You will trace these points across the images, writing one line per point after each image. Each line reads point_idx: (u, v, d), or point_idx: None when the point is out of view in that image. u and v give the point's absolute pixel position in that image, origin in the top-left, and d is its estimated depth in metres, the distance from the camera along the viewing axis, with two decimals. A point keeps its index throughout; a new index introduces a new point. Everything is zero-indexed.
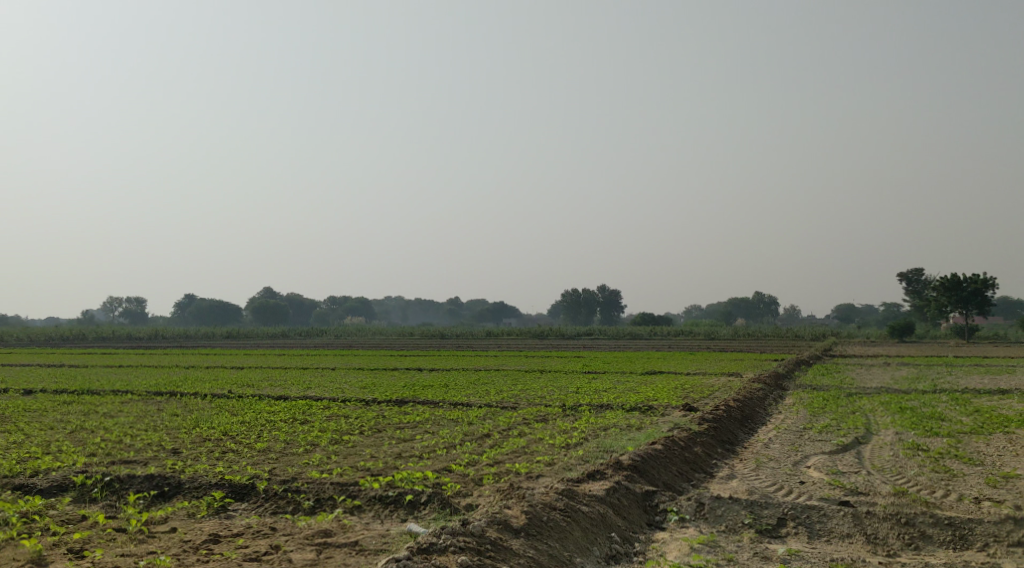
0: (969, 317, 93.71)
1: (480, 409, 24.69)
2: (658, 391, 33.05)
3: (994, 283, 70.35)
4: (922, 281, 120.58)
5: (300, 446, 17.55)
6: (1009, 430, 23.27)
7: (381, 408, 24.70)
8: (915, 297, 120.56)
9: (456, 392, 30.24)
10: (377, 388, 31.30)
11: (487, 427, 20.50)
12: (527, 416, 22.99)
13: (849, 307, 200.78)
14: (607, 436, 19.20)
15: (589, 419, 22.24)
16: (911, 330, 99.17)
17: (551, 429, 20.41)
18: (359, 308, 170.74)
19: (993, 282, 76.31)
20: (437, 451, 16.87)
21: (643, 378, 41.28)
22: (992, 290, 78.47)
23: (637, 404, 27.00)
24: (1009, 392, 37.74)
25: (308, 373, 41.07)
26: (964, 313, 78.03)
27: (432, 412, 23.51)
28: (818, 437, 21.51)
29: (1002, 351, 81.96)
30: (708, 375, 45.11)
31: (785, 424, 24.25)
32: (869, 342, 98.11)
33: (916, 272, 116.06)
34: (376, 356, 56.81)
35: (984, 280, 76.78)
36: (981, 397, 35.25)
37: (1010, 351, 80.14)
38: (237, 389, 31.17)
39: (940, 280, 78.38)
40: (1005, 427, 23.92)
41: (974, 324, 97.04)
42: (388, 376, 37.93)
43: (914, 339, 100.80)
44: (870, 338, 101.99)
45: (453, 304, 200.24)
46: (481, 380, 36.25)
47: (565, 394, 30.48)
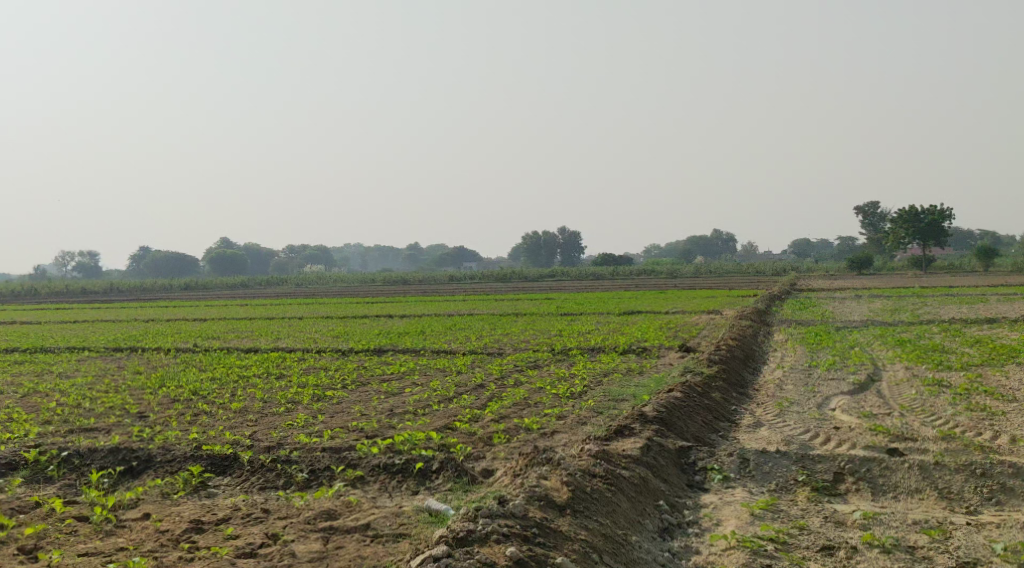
0: (927, 247, 93.48)
1: (466, 357, 23.13)
2: (644, 332, 31.71)
3: (952, 213, 69.60)
4: (879, 213, 120.37)
5: (280, 405, 15.94)
6: (1020, 361, 22.08)
7: (359, 359, 23.07)
8: (872, 229, 120.37)
9: (435, 339, 28.69)
10: (350, 337, 29.62)
11: (478, 377, 18.98)
12: (519, 363, 21.48)
13: (805, 241, 201.38)
14: (611, 382, 17.74)
15: (586, 365, 20.74)
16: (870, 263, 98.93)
17: (549, 377, 18.94)
18: (319, 255, 168.31)
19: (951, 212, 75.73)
20: (432, 406, 15.32)
21: (623, 317, 39.93)
22: (949, 220, 77.89)
23: (628, 346, 25.58)
24: (993, 321, 36.82)
25: (274, 323, 39.29)
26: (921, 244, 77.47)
27: (415, 362, 21.92)
28: (830, 375, 20.24)
29: (965, 279, 81.70)
30: (685, 313, 43.77)
31: (787, 363, 22.99)
32: (830, 276, 97.73)
33: (873, 204, 115.69)
34: (342, 304, 54.98)
35: (940, 211, 76.15)
36: (968, 326, 34.29)
37: (972, 280, 79.93)
38: (202, 343, 29.39)
39: (899, 211, 77.73)
40: (1015, 357, 22.75)
41: (931, 255, 96.86)
42: (358, 324, 36.25)
43: (874, 271, 100.54)
44: (830, 272, 101.61)
45: (412, 250, 198.02)
46: (457, 325, 34.64)
47: (550, 337, 29.00)
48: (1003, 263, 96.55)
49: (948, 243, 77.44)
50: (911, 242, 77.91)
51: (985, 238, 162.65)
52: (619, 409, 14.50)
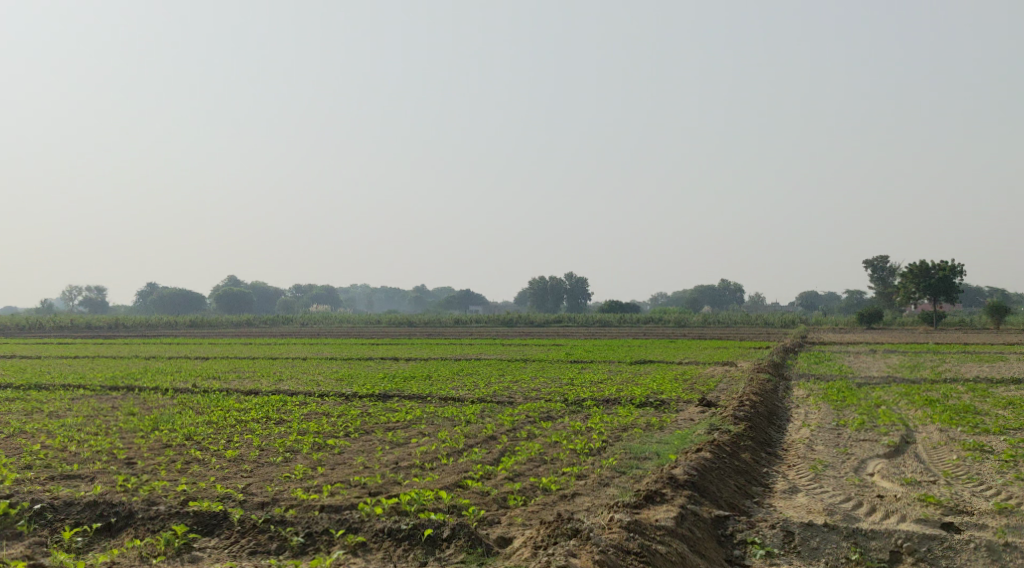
0: (938, 304, 92.42)
1: (476, 405, 21.98)
2: (659, 383, 30.52)
3: (961, 269, 68.51)
4: (889, 268, 119.24)
5: (277, 454, 14.85)
6: None
7: (363, 404, 21.95)
8: (880, 283, 119.22)
9: (444, 384, 27.53)
10: (355, 380, 28.49)
11: (489, 427, 17.83)
12: (531, 414, 20.32)
13: (813, 293, 200.05)
14: (632, 438, 16.60)
15: (603, 418, 19.60)
16: (880, 317, 97.79)
17: (564, 430, 17.81)
18: (325, 295, 167.57)
19: (961, 268, 74.75)
20: (441, 460, 14.21)
21: (636, 367, 38.77)
22: (960, 276, 76.77)
23: (645, 398, 24.40)
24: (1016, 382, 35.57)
25: (278, 364, 38.22)
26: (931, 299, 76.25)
27: (422, 409, 20.79)
28: (863, 436, 19.11)
29: (979, 337, 80.33)
30: (699, 364, 42.62)
31: (815, 421, 21.78)
32: (838, 329, 96.48)
33: (883, 258, 114.82)
34: (347, 346, 53.88)
35: (951, 267, 75.06)
36: (994, 386, 32.98)
37: (985, 337, 78.55)
38: (201, 383, 28.29)
39: (909, 266, 76.62)
40: None
41: (942, 310, 95.56)
42: (364, 367, 35.15)
43: (883, 325, 99.19)
44: (838, 325, 100.38)
45: (418, 292, 197.12)
46: (466, 370, 33.47)
47: (563, 386, 27.85)
48: (1015, 321, 95.30)
49: (959, 299, 76.23)
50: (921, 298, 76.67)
51: (994, 295, 161.19)
52: (642, 469, 13.45)
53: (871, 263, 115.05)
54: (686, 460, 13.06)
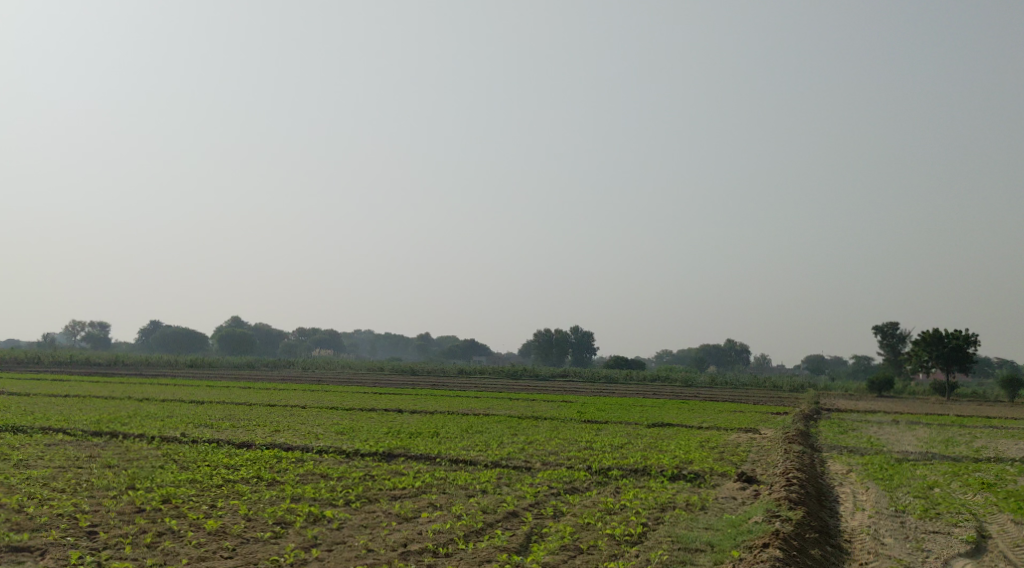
0: (951, 374, 89.91)
1: (491, 470, 19.69)
2: (684, 449, 28.16)
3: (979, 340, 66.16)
4: (899, 334, 116.80)
5: (266, 527, 12.68)
6: None
7: (365, 464, 19.65)
8: (890, 350, 116.63)
9: (452, 443, 25.19)
10: (357, 434, 26.21)
11: (508, 500, 15.57)
12: (552, 483, 18.00)
13: (818, 356, 197.01)
14: (677, 522, 14.36)
15: (636, 494, 17.29)
16: (890, 384, 95.29)
17: (595, 507, 15.50)
18: (327, 340, 165.24)
19: (975, 337, 72.53)
20: (458, 545, 11.99)
21: (656, 430, 36.38)
22: (974, 345, 74.41)
23: (677, 470, 22.05)
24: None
25: (275, 411, 35.88)
26: (943, 369, 73.75)
27: (431, 473, 18.49)
28: (933, 533, 16.81)
29: (996, 409, 77.64)
30: (719, 429, 40.25)
31: (873, 509, 19.45)
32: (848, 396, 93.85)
33: (893, 324, 112.44)
34: (349, 394, 51.38)
35: (965, 336, 72.75)
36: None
37: (1004, 410, 75.78)
38: (190, 430, 25.99)
39: (921, 334, 74.22)
40: None
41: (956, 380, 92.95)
42: (367, 419, 32.81)
43: (894, 394, 96.46)
44: (848, 391, 97.86)
45: (422, 341, 194.53)
46: (476, 428, 31.10)
47: (582, 450, 25.55)
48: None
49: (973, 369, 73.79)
50: (933, 367, 74.19)
51: (1005, 368, 158.17)
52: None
53: (880, 329, 112.68)
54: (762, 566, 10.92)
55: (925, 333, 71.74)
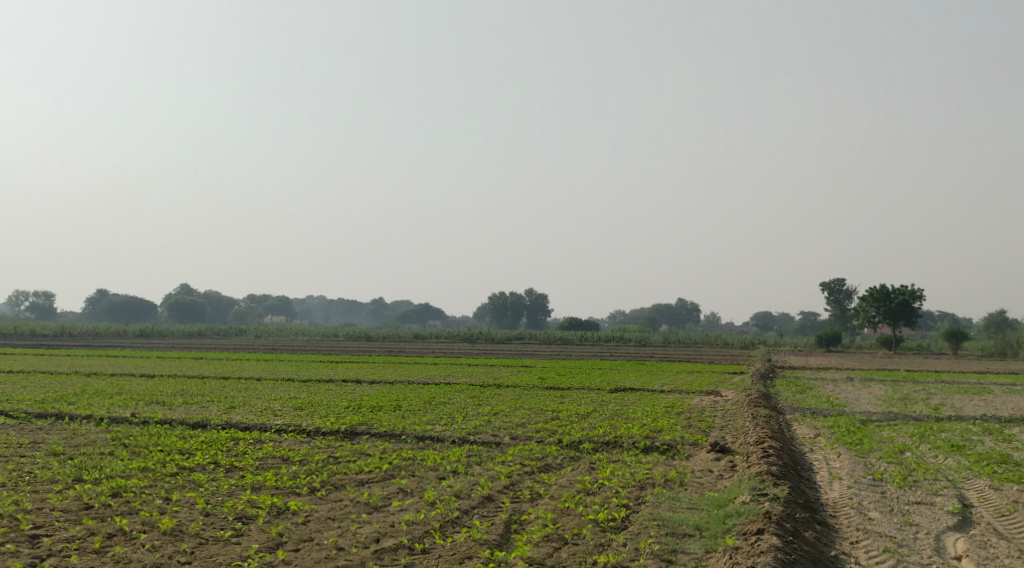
0: (897, 328, 90.80)
1: (460, 447, 18.90)
2: (651, 416, 27.62)
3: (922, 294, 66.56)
4: (845, 291, 117.78)
5: (227, 525, 11.80)
6: None
7: (327, 444, 18.71)
8: (835, 305, 117.53)
9: (416, 417, 24.34)
10: (316, 410, 25.24)
11: (482, 481, 14.79)
12: (526, 461, 17.26)
13: (768, 313, 198.77)
14: (661, 503, 13.70)
15: (612, 470, 16.58)
16: (838, 340, 96.09)
17: (572, 487, 14.78)
18: (279, 306, 163.20)
19: (921, 293, 73.17)
20: (435, 543, 11.20)
21: (620, 396, 35.87)
22: (918, 300, 74.97)
23: (651, 441, 21.41)
24: (1019, 430, 33.11)
25: (230, 385, 34.71)
26: (890, 325, 74.19)
27: (399, 453, 17.60)
28: (916, 505, 16.39)
29: (943, 363, 78.42)
30: (682, 393, 39.89)
31: (851, 481, 19.01)
32: (799, 352, 94.56)
33: (839, 280, 113.32)
34: (305, 364, 50.24)
35: (909, 291, 73.28)
36: (993, 433, 30.64)
37: (952, 363, 76.62)
38: (141, 409, 24.85)
39: (867, 290, 74.50)
40: None
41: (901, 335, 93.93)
42: (326, 392, 31.83)
43: (842, 349, 97.25)
44: (798, 347, 98.56)
45: (375, 305, 193.05)
46: (438, 398, 30.26)
47: (549, 421, 24.80)
48: (973, 347, 94.05)
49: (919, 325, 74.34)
50: (879, 323, 74.60)
51: (947, 321, 160.85)
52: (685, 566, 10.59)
53: (826, 284, 113.51)
54: (760, 559, 10.25)
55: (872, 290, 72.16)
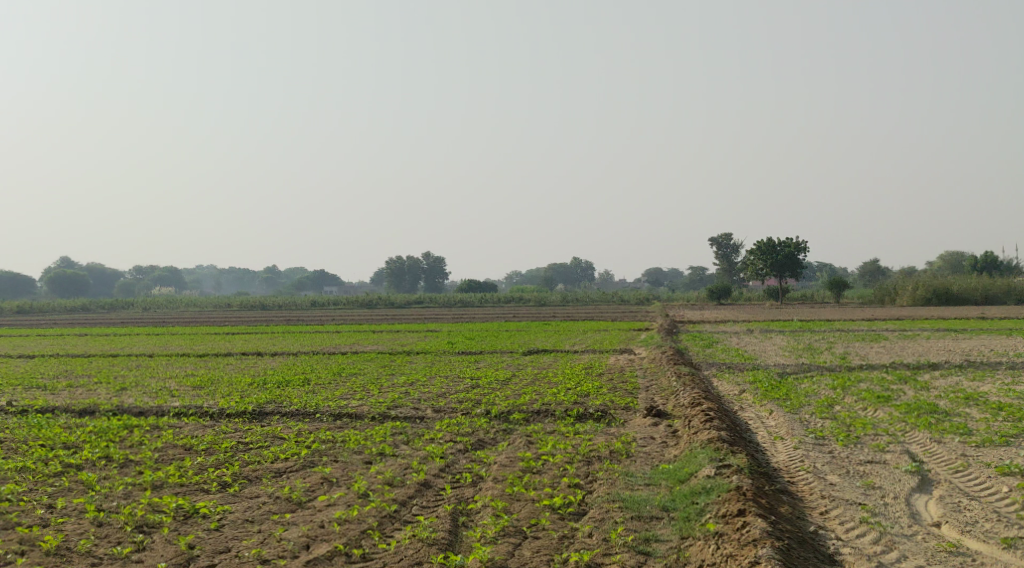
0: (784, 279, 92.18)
1: (381, 425, 17.33)
2: (570, 379, 26.48)
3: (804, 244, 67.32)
4: (732, 246, 119.25)
5: (130, 548, 10.17)
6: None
7: (232, 429, 16.88)
8: (723, 259, 118.93)
9: (326, 392, 22.63)
10: (217, 389, 23.27)
11: (412, 465, 13.33)
12: (455, 438, 15.81)
13: (656, 269, 200.98)
14: (616, 482, 12.51)
15: (552, 444, 15.28)
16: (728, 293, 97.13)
17: (514, 466, 13.44)
18: (167, 278, 157.60)
19: (806, 244, 74.02)
20: (375, 555, 9.86)
21: (534, 358, 34.72)
22: (802, 253, 76.02)
23: (581, 407, 20.14)
24: (931, 375, 33.11)
25: (118, 363, 32.29)
26: (777, 277, 74.92)
27: (315, 436, 15.90)
28: (869, 463, 15.62)
29: (832, 311, 79.75)
30: (596, 353, 39.02)
31: (793, 440, 18.14)
32: (692, 305, 95.24)
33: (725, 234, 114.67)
34: (198, 337, 47.64)
35: (796, 244, 74.12)
36: (902, 381, 30.55)
37: (840, 311, 77.77)
38: (19, 397, 22.50)
39: (755, 243, 75.03)
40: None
41: (787, 285, 95.43)
42: (224, 367, 29.79)
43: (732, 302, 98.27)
44: (691, 301, 99.18)
45: (268, 273, 188.59)
46: (347, 369, 28.59)
47: (470, 389, 23.31)
48: (856, 295, 96.10)
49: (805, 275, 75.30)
50: (765, 276, 75.32)
51: (829, 271, 165.09)
52: (664, 558, 9.73)
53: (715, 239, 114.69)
54: (755, 552, 9.29)
55: (758, 243, 72.55)
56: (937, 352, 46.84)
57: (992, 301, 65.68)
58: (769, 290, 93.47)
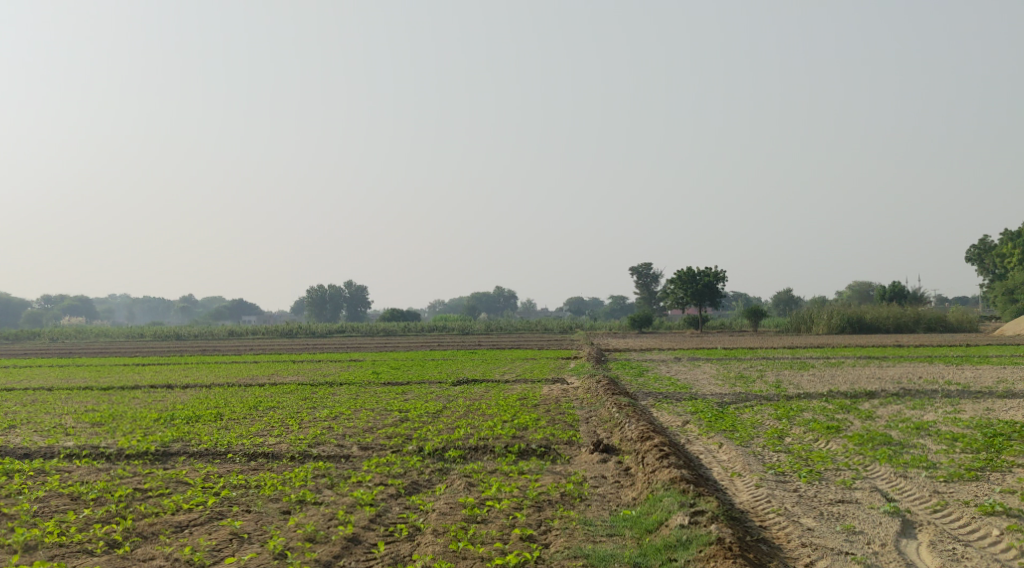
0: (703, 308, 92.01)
1: (302, 466, 15.46)
2: (503, 410, 24.79)
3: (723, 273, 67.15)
4: (653, 275, 119.25)
5: None
6: (999, 475, 17.31)
7: (130, 473, 14.83)
8: (643, 288, 118.74)
9: (240, 428, 20.57)
10: (118, 426, 21.04)
11: (336, 515, 11.52)
12: (384, 481, 14.04)
13: (579, 299, 200.87)
14: (576, 532, 10.93)
15: (495, 486, 13.60)
16: (650, 322, 96.59)
17: (453, 515, 11.74)
18: (77, 307, 152.42)
19: (723, 274, 73.82)
20: None
21: (463, 388, 32.91)
22: (721, 282, 75.94)
23: (520, 443, 18.44)
24: (872, 404, 32.20)
25: (12, 398, 29.67)
26: (698, 306, 74.49)
27: (224, 482, 13.95)
28: (840, 503, 14.31)
29: (755, 340, 79.59)
30: (528, 382, 37.41)
31: (752, 477, 16.73)
32: (614, 334, 94.46)
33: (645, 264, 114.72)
34: (105, 369, 44.75)
35: (715, 273, 73.91)
36: (843, 410, 29.51)
37: (762, 339, 77.61)
38: None
39: (676, 273, 74.55)
40: (1000, 468, 17.85)
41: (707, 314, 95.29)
42: (128, 401, 27.42)
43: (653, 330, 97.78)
44: (614, 330, 98.42)
45: (184, 302, 183.60)
46: (263, 402, 26.52)
47: (398, 424, 21.45)
48: (774, 324, 96.41)
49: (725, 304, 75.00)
50: (687, 305, 74.81)
51: (744, 302, 166.57)
52: None
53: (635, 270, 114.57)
54: None
55: (678, 272, 71.98)
56: (868, 379, 46.33)
57: (903, 329, 66.12)
58: (689, 318, 93.20)
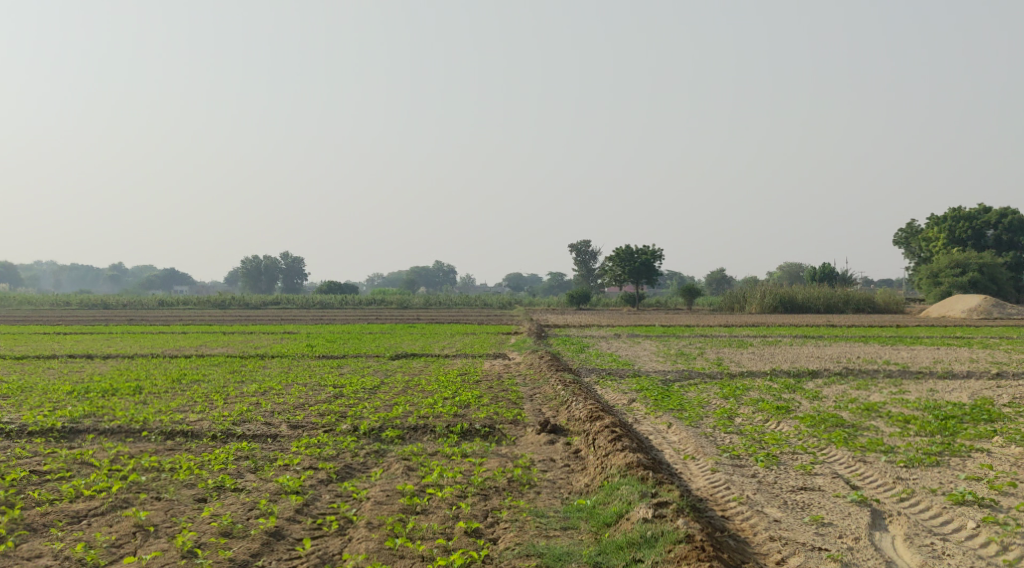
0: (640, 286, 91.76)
1: (224, 446, 14.10)
2: (442, 386, 23.62)
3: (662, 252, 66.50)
4: (591, 252, 118.81)
5: None
6: (956, 460, 16.60)
7: (30, 453, 13.34)
8: (581, 265, 118.27)
9: (160, 403, 19.10)
10: (26, 399, 19.43)
11: (254, 506, 10.26)
12: (313, 465, 12.76)
13: (518, 275, 200.11)
14: (524, 526, 9.85)
15: (436, 470, 12.44)
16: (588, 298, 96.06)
17: (389, 504, 10.55)
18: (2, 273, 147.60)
19: (661, 252, 73.43)
20: None
21: (401, 363, 31.63)
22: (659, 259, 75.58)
23: (461, 423, 17.22)
24: (817, 384, 31.68)
25: None
26: (636, 283, 73.99)
27: (134, 463, 12.54)
28: (804, 491, 13.41)
29: (692, 318, 79.37)
30: (468, 357, 36.29)
31: (708, 461, 15.77)
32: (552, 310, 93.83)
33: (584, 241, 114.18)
34: (22, 337, 42.47)
35: (652, 251, 73.56)
36: (787, 389, 28.91)
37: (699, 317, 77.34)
38: None
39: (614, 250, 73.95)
40: (959, 452, 17.16)
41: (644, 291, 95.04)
42: (40, 372, 25.64)
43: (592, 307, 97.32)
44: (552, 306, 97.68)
45: (113, 270, 178.86)
46: (188, 375, 25.02)
47: (330, 400, 20.13)
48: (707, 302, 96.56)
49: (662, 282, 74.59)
50: (626, 282, 74.26)
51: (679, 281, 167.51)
52: None
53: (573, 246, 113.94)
54: None
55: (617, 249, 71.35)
56: (808, 358, 46.07)
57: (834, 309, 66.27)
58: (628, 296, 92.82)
